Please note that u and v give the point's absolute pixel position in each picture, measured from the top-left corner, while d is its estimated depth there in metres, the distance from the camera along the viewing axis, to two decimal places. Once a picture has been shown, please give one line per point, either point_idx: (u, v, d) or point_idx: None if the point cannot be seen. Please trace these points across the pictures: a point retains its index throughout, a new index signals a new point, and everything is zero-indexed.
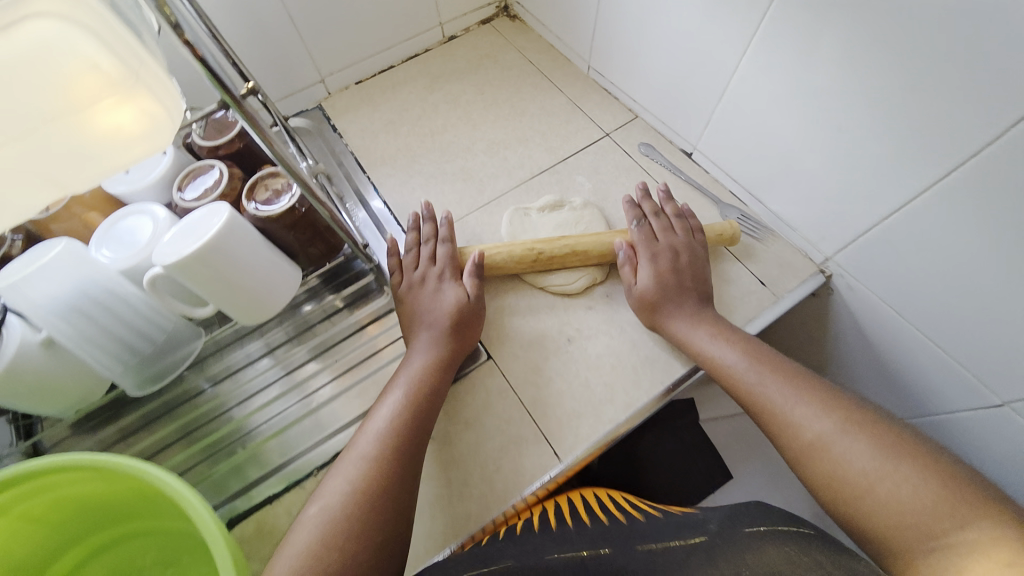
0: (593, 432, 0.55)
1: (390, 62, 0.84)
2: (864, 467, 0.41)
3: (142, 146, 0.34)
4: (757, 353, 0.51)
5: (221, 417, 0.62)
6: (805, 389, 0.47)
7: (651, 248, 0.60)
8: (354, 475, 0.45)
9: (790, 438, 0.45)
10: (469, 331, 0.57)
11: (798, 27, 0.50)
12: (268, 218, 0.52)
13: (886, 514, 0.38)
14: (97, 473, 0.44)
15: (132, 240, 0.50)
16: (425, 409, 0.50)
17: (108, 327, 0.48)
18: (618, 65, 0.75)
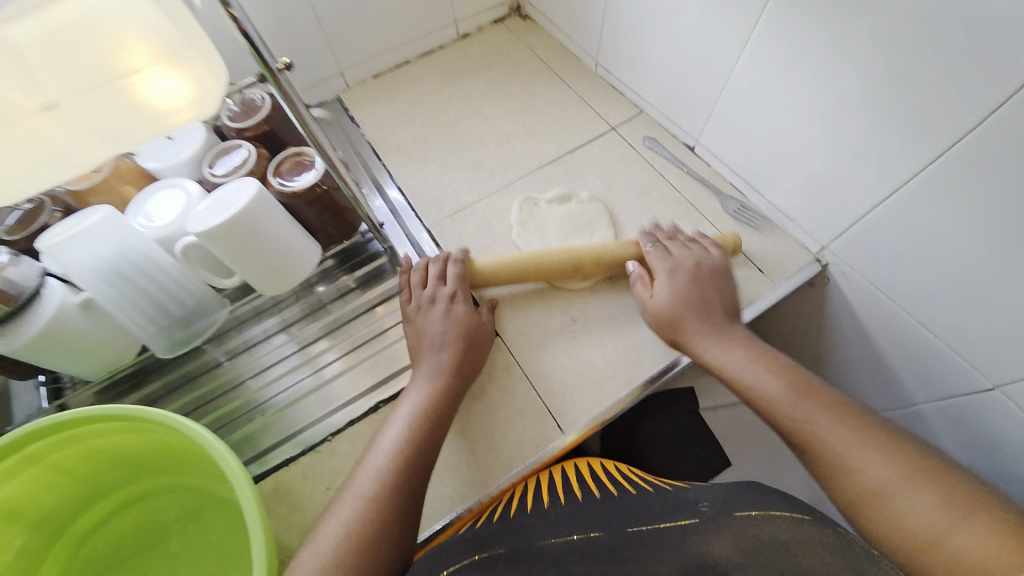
0: (595, 405, 0.57)
1: (406, 58, 0.88)
2: (930, 519, 0.40)
3: (194, 112, 0.37)
4: (804, 386, 0.49)
5: (237, 388, 0.65)
6: (857, 430, 0.45)
7: (669, 265, 0.60)
8: (350, 515, 0.44)
9: (842, 485, 0.44)
10: (475, 354, 0.56)
11: (794, 24, 0.53)
12: (293, 193, 0.56)
13: (953, 571, 0.37)
14: (129, 426, 0.47)
15: (165, 211, 0.53)
16: (427, 436, 0.50)
17: (144, 291, 0.52)
18: (625, 63, 0.78)
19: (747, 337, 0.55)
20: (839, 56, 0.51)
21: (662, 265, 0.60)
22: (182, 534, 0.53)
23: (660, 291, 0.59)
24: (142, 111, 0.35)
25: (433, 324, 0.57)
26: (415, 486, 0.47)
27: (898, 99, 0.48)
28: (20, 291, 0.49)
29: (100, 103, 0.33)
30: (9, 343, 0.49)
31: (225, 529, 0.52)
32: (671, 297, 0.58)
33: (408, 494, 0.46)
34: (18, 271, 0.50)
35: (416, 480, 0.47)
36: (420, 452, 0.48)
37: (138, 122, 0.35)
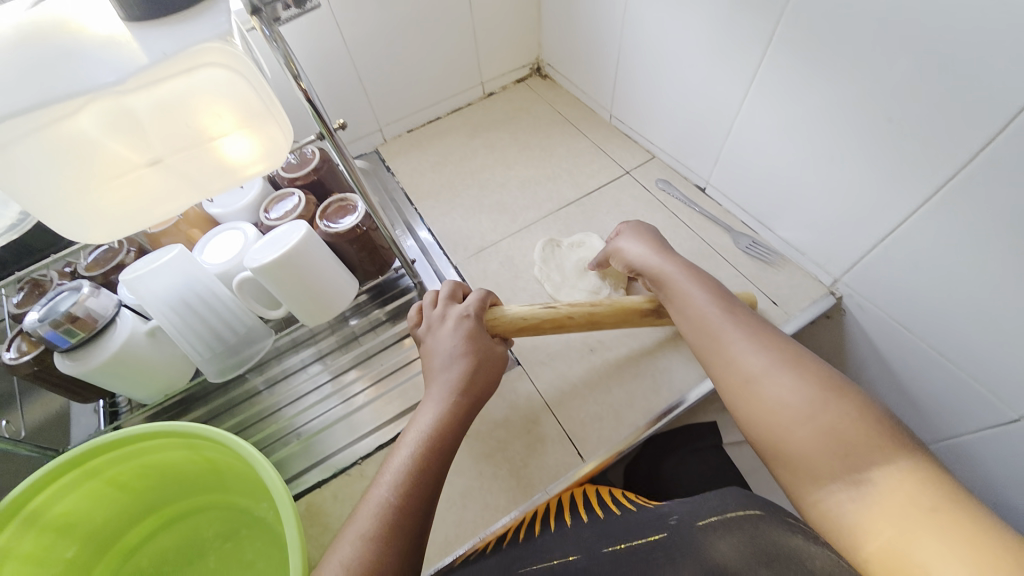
0: (615, 433, 0.59)
1: (437, 115, 0.97)
2: (807, 401, 0.42)
3: (265, 165, 0.44)
4: (721, 294, 0.51)
5: (274, 415, 0.69)
6: (751, 326, 0.48)
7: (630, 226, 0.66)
8: (350, 557, 0.42)
9: (730, 373, 0.46)
10: (486, 381, 0.55)
11: (794, 74, 0.58)
12: (336, 234, 0.62)
13: (814, 452, 0.40)
14: (178, 441, 0.51)
15: (225, 251, 0.60)
16: (434, 464, 0.48)
17: (201, 318, 0.57)
18: (637, 113, 0.85)
19: (684, 259, 0.57)
20: (837, 101, 0.55)
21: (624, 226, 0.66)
22: (220, 553, 0.56)
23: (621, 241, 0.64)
24: (222, 164, 0.42)
25: (442, 342, 0.56)
26: (419, 520, 0.45)
27: (895, 137, 0.52)
28: (98, 319, 0.55)
29: (192, 157, 0.40)
30: (82, 366, 0.55)
31: (259, 547, 0.55)
32: (628, 243, 0.63)
33: (416, 530, 0.44)
34: (97, 300, 0.56)
35: (419, 514, 0.45)
36: (427, 484, 0.47)
37: (218, 172, 0.42)
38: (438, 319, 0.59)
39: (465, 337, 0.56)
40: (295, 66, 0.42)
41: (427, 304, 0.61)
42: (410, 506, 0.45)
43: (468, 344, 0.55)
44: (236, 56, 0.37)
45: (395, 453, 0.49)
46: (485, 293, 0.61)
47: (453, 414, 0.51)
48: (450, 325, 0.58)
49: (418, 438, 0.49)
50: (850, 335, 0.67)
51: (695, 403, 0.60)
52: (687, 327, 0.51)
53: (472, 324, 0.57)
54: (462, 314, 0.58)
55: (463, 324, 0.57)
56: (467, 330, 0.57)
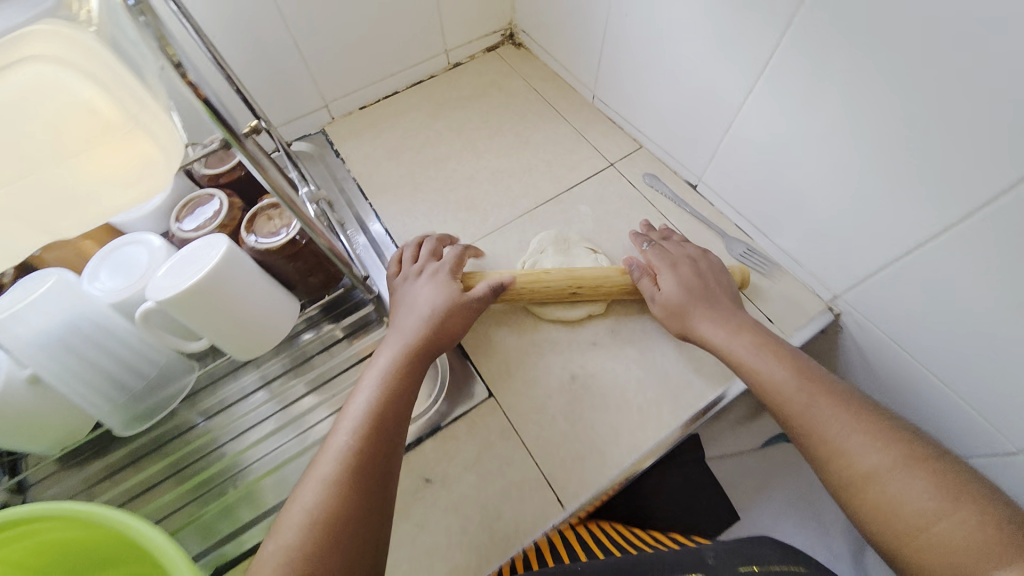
0: (598, 476, 0.53)
1: (394, 88, 0.84)
2: (923, 506, 0.39)
3: (143, 186, 0.36)
4: (808, 374, 0.49)
5: (214, 453, 0.60)
6: (859, 417, 0.45)
7: (670, 262, 0.60)
8: (312, 500, 0.40)
9: (837, 470, 0.43)
10: (447, 320, 0.54)
11: (813, 70, 0.49)
12: (268, 250, 0.51)
13: (941, 555, 0.37)
14: (77, 522, 0.42)
15: (126, 271, 0.48)
16: (393, 407, 0.47)
17: (88, 359, 0.46)
18: (625, 96, 0.75)
19: (756, 326, 0.54)
20: (858, 105, 0.47)
21: (663, 262, 0.60)
22: None
23: (666, 281, 0.58)
24: (94, 183, 0.33)
25: (415, 291, 0.57)
26: (384, 467, 0.43)
27: (920, 154, 0.45)
28: None
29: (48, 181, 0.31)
30: None
31: None
32: (676, 288, 0.57)
33: (374, 472, 0.42)
34: None
35: (382, 456, 0.44)
36: (387, 427, 0.45)
37: (86, 194, 0.33)
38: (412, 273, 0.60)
39: (438, 287, 0.57)
40: (172, 51, 0.30)
41: (409, 260, 0.62)
42: (371, 452, 0.43)
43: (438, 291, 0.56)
44: (72, 44, 0.29)
45: (354, 399, 0.48)
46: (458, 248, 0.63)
47: (408, 358, 0.51)
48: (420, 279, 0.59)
49: (375, 381, 0.49)
50: (845, 354, 0.63)
51: (737, 397, 0.57)
52: (782, 417, 0.48)
53: (444, 278, 0.58)
54: (435, 272, 0.59)
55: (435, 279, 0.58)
56: (442, 281, 0.57)
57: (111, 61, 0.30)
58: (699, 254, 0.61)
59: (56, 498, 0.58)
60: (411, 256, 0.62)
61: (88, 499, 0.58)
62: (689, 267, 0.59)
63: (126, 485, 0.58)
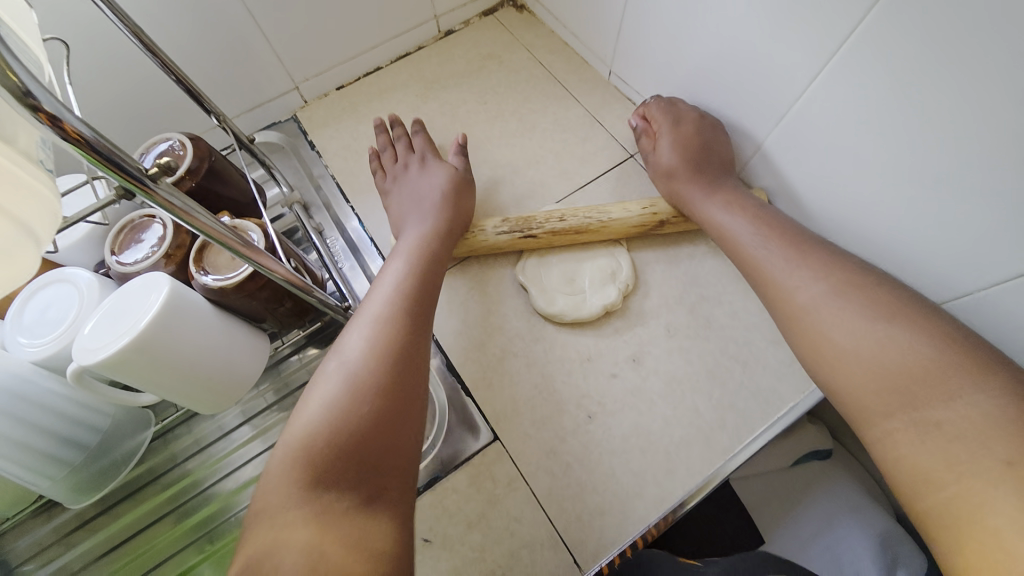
0: (621, 535, 0.46)
1: (376, 63, 0.71)
2: (846, 337, 0.40)
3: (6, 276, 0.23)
4: (767, 223, 0.49)
5: (196, 498, 0.53)
6: (806, 258, 0.45)
7: (670, 117, 0.58)
8: (367, 333, 0.44)
9: (784, 303, 0.44)
10: (461, 202, 0.57)
11: (908, 69, 0.37)
12: (222, 289, 0.42)
13: (870, 375, 0.38)
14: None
15: (53, 321, 0.40)
16: (427, 269, 0.51)
17: (10, 438, 0.39)
18: (648, 72, 0.63)
19: (730, 183, 0.54)
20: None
21: (663, 120, 0.59)
22: None
23: (659, 143, 0.58)
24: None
25: (412, 180, 0.59)
26: (425, 314, 0.47)
27: None
28: None
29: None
30: None
31: None
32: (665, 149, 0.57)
33: (419, 321, 0.46)
34: None
35: (422, 306, 0.47)
36: (425, 284, 0.49)
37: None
38: (399, 168, 0.61)
39: (434, 170, 0.59)
40: (15, 75, 0.20)
41: (389, 162, 0.62)
42: (413, 300, 0.47)
43: (436, 173, 0.59)
44: None
45: (388, 265, 0.51)
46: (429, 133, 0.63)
47: (433, 229, 0.54)
48: (410, 168, 0.60)
49: (405, 254, 0.51)
50: None
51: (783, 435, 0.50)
52: (739, 264, 0.50)
53: (433, 161, 0.60)
54: (421, 158, 0.60)
55: (425, 163, 0.60)
56: (432, 167, 0.59)
57: None
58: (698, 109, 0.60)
59: (28, 549, 0.52)
60: (391, 158, 0.63)
61: (63, 550, 0.52)
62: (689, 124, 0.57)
63: (101, 537, 0.52)
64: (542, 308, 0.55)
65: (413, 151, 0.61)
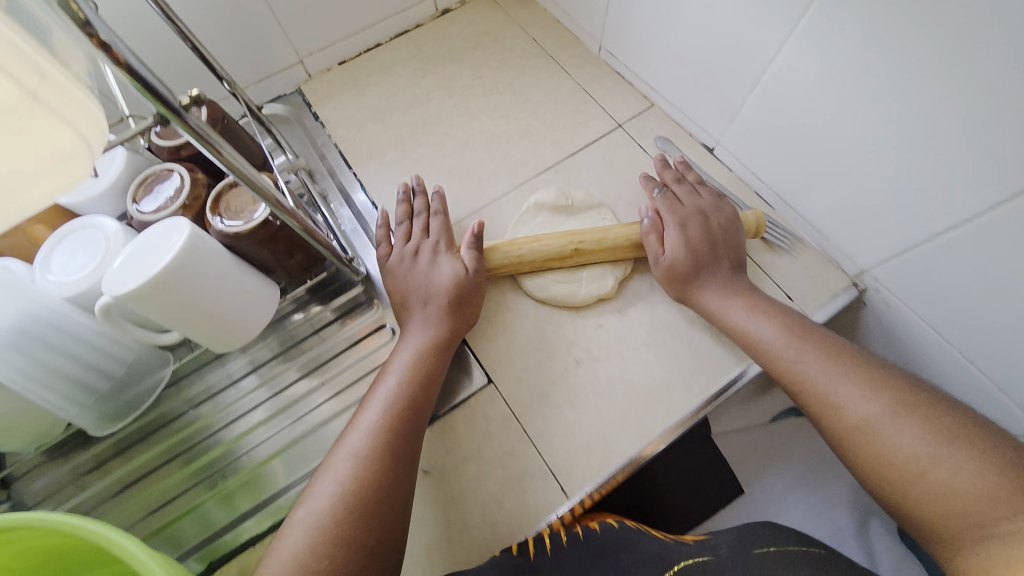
0: (605, 466, 0.50)
1: (376, 41, 0.75)
2: (914, 453, 0.38)
3: (61, 179, 0.27)
4: (799, 332, 0.48)
5: (205, 442, 0.57)
6: (851, 370, 0.44)
7: (678, 215, 0.57)
8: (344, 475, 0.43)
9: (831, 421, 0.43)
10: (467, 308, 0.54)
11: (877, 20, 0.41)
12: (236, 235, 0.46)
13: (936, 500, 0.36)
14: (38, 530, 0.40)
15: (79, 262, 0.43)
16: (414, 393, 0.48)
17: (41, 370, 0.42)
18: (634, 47, 0.66)
19: (755, 292, 0.53)
20: (927, 63, 0.40)
21: (674, 217, 0.56)
22: None
23: (672, 241, 0.55)
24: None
25: (417, 275, 0.56)
26: (408, 452, 0.45)
27: (993, 118, 0.38)
28: None
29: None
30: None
31: None
32: (680, 249, 0.55)
33: (398, 457, 0.44)
34: None
35: (403, 439, 0.45)
36: (410, 411, 0.47)
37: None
38: (408, 254, 0.57)
39: (442, 265, 0.56)
40: (75, 6, 0.23)
41: (399, 241, 0.59)
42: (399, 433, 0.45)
43: (444, 269, 0.55)
44: None
45: (379, 382, 0.49)
46: (447, 216, 0.60)
47: (430, 341, 0.51)
48: (421, 258, 0.57)
49: (399, 370, 0.49)
50: (868, 330, 0.59)
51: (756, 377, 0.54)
52: (774, 373, 0.48)
53: (443, 252, 0.56)
54: (432, 247, 0.57)
55: (435, 252, 0.56)
56: (440, 260, 0.56)
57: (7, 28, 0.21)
58: (711, 201, 0.58)
59: (44, 490, 0.55)
60: (401, 236, 0.59)
61: (78, 490, 0.55)
62: (701, 225, 0.56)
63: (114, 478, 0.56)
64: (534, 292, 0.58)
65: (426, 237, 0.57)
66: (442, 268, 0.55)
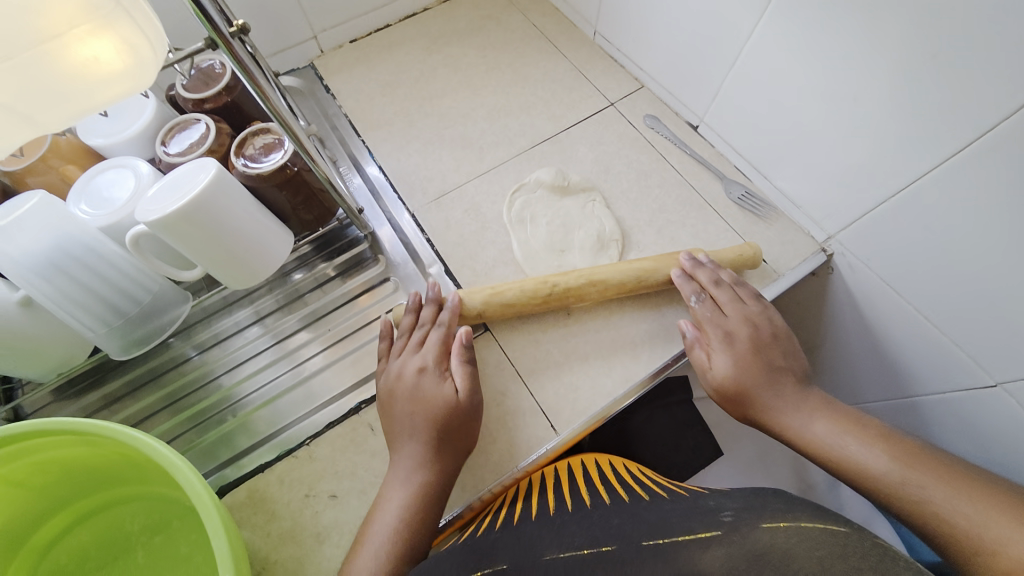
0: (590, 405, 0.54)
1: (386, 21, 0.80)
2: None
3: (133, 85, 0.32)
4: (909, 454, 0.45)
5: (209, 386, 0.60)
6: (983, 500, 0.41)
7: (720, 331, 0.54)
8: None
9: (984, 563, 0.39)
10: (455, 440, 0.49)
11: None
12: (257, 177, 0.50)
13: None
14: (63, 440, 0.42)
15: (111, 196, 0.47)
16: (407, 554, 0.45)
17: (70, 296, 0.45)
18: (626, 32, 0.72)
19: (815, 420, 0.49)
20: (880, 36, 0.45)
21: (717, 334, 0.54)
22: (149, 548, 0.49)
23: (718, 361, 0.53)
24: (75, 83, 0.29)
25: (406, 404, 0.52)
26: None
27: (935, 84, 0.43)
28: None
29: (23, 71, 0.27)
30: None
31: (195, 539, 0.48)
32: (729, 369, 0.52)
33: None
34: None
35: None
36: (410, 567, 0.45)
37: (70, 92, 0.30)
38: (402, 371, 0.53)
39: (432, 389, 0.51)
40: None
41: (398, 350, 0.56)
42: None
43: (432, 397, 0.51)
44: None
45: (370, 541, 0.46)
46: (450, 325, 0.55)
47: (426, 483, 0.48)
48: (416, 375, 0.52)
49: (389, 526, 0.46)
50: (835, 293, 0.64)
51: None
52: (894, 507, 0.44)
53: (432, 376, 0.52)
54: (419, 366, 0.52)
55: (422, 374, 0.52)
56: (427, 381, 0.52)
57: None
58: (738, 321, 0.54)
59: None
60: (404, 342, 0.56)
61: None
62: (743, 343, 0.53)
63: (122, 415, 0.58)
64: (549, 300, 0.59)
65: (418, 354, 0.53)
66: (431, 400, 0.51)
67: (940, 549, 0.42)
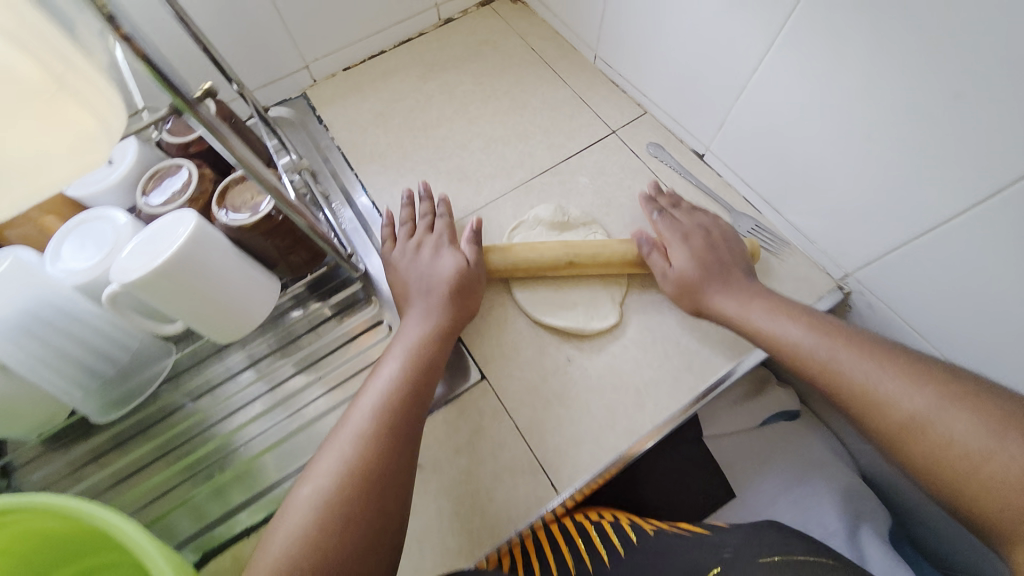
0: (594, 461, 0.51)
1: (381, 48, 0.78)
2: (969, 445, 0.35)
3: (87, 158, 0.32)
4: (826, 327, 0.46)
5: (201, 435, 0.58)
6: (888, 360, 0.42)
7: (678, 234, 0.57)
8: (350, 454, 0.42)
9: (880, 414, 0.40)
10: (466, 298, 0.54)
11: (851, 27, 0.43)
12: (241, 228, 0.48)
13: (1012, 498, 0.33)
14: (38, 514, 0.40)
15: (88, 250, 0.45)
16: (411, 390, 0.47)
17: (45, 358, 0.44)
18: (628, 57, 0.69)
19: (768, 293, 0.52)
20: (902, 73, 0.42)
21: (673, 236, 0.57)
22: None
23: (680, 255, 0.55)
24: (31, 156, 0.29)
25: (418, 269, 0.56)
26: (381, 474, 0.41)
27: (965, 123, 0.40)
28: None
29: None
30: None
31: None
32: (689, 262, 0.55)
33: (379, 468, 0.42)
34: None
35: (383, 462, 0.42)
36: (405, 412, 0.46)
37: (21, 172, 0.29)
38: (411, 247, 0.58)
39: (445, 255, 0.57)
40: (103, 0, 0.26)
41: (402, 237, 0.61)
42: (386, 427, 0.44)
43: (446, 260, 0.56)
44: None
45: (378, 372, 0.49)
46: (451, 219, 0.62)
47: (434, 333, 0.52)
48: (425, 250, 0.58)
49: (399, 360, 0.49)
50: None
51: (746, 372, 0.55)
52: (806, 377, 0.45)
53: (445, 250, 0.57)
54: (435, 244, 0.58)
55: (437, 251, 0.58)
56: (443, 255, 0.57)
57: (41, 24, 0.26)
58: (706, 216, 0.59)
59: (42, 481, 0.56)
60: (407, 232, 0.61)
61: (74, 482, 0.56)
62: (701, 241, 0.56)
63: (111, 469, 0.56)
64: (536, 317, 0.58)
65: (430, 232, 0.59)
66: (443, 268, 0.56)
67: (841, 412, 0.43)
